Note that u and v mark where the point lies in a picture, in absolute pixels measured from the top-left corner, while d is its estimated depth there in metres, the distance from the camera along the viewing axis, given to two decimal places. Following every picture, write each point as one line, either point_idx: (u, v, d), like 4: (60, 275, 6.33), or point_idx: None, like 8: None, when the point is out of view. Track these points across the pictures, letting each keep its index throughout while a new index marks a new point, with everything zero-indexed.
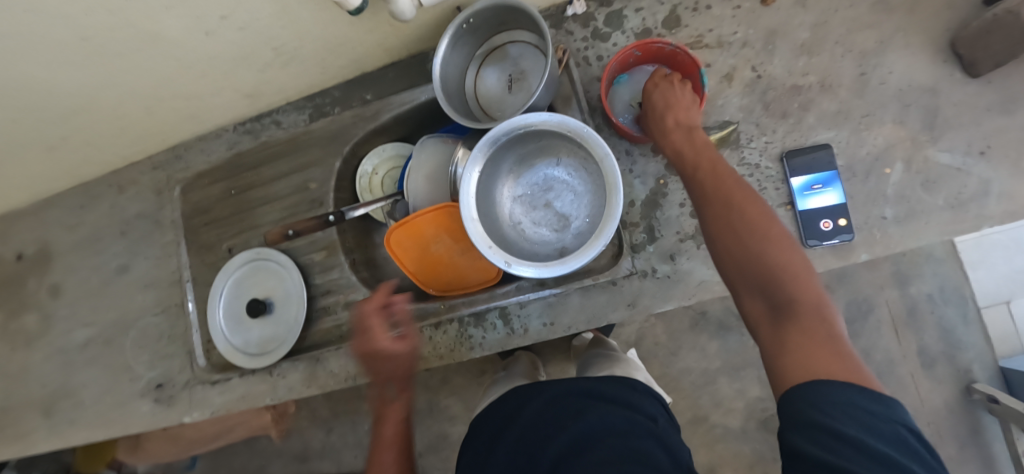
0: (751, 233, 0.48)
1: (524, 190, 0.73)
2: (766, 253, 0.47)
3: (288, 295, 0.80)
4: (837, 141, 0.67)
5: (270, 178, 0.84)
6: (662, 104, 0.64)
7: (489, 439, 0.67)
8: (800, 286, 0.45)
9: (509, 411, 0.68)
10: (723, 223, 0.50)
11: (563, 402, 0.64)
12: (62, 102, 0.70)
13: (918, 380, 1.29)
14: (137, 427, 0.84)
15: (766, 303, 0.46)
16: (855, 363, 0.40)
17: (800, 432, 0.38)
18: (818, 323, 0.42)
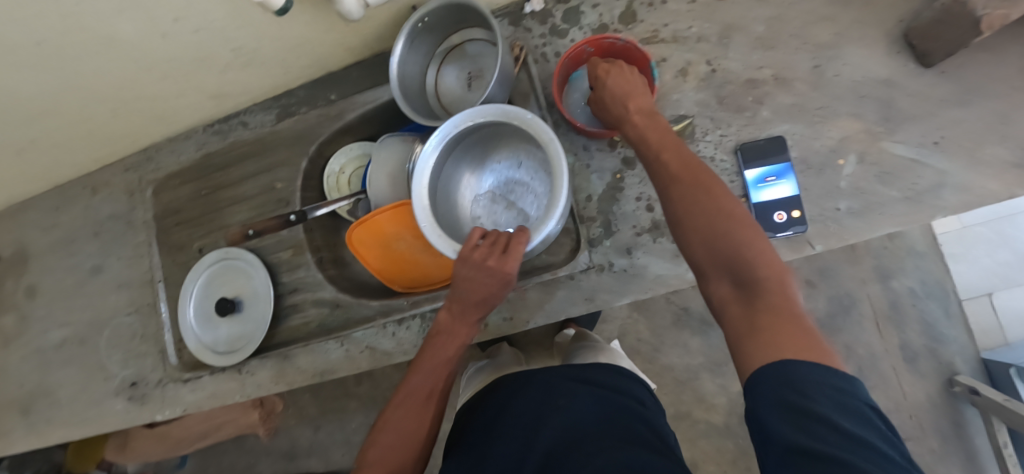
0: (717, 216, 0.48)
1: (487, 188, 0.73)
2: (731, 235, 0.46)
3: (256, 293, 0.81)
4: (792, 134, 0.67)
5: (238, 179, 0.85)
6: (618, 92, 0.61)
7: (478, 433, 0.69)
8: (766, 265, 0.44)
9: (498, 405, 0.71)
10: (691, 208, 0.49)
11: (554, 391, 0.68)
12: (28, 104, 0.72)
13: (900, 374, 1.29)
14: (111, 425, 0.86)
15: (732, 285, 0.46)
16: (819, 341, 0.39)
17: (778, 416, 0.36)
18: (781, 304, 0.42)
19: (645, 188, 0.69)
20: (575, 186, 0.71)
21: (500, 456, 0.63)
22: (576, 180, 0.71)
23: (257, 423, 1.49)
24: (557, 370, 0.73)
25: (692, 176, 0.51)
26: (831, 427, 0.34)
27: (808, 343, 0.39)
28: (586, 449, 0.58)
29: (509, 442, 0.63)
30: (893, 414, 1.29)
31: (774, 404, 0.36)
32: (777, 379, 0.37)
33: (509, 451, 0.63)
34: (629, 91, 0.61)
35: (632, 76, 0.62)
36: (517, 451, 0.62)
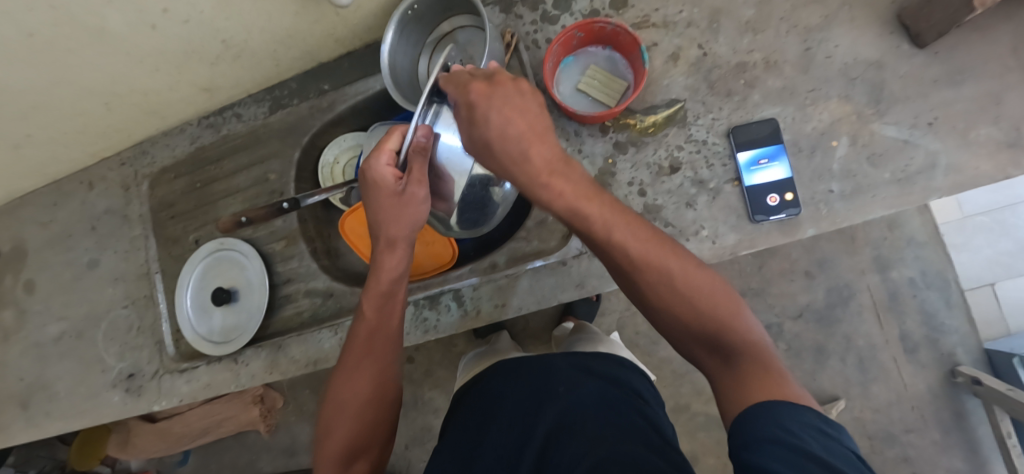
0: (676, 290, 0.46)
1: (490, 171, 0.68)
2: (693, 304, 0.46)
3: (251, 284, 0.81)
4: (783, 117, 0.67)
5: (232, 171, 0.86)
6: (506, 133, 0.46)
7: (474, 419, 0.69)
8: (732, 328, 0.45)
9: (494, 392, 0.71)
10: (658, 289, 0.46)
11: (551, 377, 0.68)
12: (20, 100, 0.72)
13: (900, 365, 1.28)
14: (108, 416, 0.86)
15: (713, 356, 0.45)
16: (787, 379, 0.42)
17: (760, 448, 0.36)
18: (758, 360, 0.43)
19: (636, 174, 0.69)
20: None
21: (496, 443, 0.63)
22: None
23: (257, 420, 1.50)
24: (555, 355, 0.73)
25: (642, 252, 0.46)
26: (821, 466, 0.34)
27: (782, 385, 0.41)
28: (584, 434, 0.58)
29: (506, 429, 0.64)
30: (894, 406, 1.28)
31: (754, 445, 0.37)
32: (755, 425, 0.38)
33: (507, 437, 0.63)
34: (520, 129, 0.46)
35: (504, 105, 0.47)
36: (515, 439, 0.62)
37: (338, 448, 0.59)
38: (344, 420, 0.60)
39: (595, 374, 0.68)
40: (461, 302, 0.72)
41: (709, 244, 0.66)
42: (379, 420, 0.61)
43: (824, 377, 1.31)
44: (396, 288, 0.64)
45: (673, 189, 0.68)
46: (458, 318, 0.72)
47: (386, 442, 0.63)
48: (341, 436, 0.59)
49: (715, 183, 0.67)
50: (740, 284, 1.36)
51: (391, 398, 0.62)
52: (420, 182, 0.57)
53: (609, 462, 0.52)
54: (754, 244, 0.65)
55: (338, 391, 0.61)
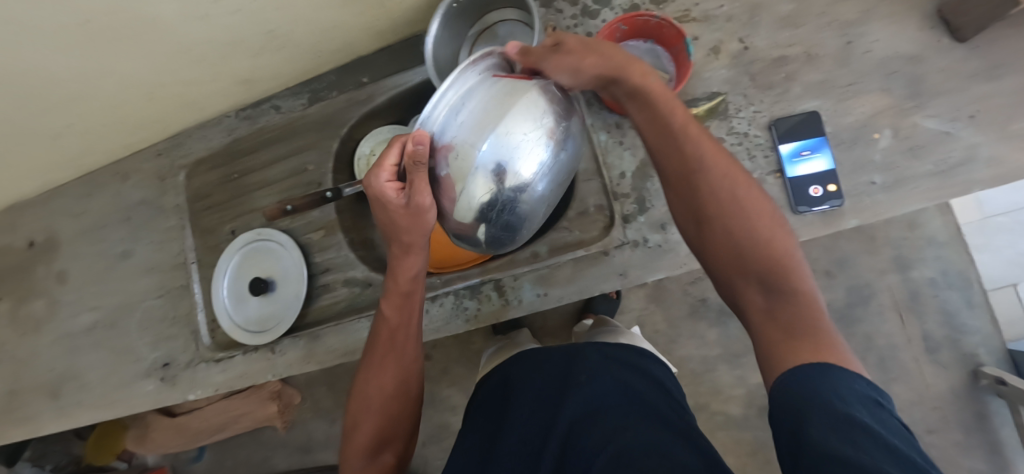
0: (732, 212, 0.46)
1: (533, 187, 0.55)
2: (747, 234, 0.45)
3: (288, 274, 0.82)
4: (824, 109, 0.67)
5: (266, 162, 0.85)
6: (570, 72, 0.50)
7: (497, 410, 0.70)
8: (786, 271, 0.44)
9: (513, 380, 0.71)
10: (715, 208, 0.47)
11: (574, 365, 0.67)
12: (65, 88, 0.72)
13: (922, 365, 1.28)
14: (142, 406, 0.86)
15: (764, 294, 0.44)
16: (838, 347, 0.40)
17: (814, 415, 0.35)
18: (810, 322, 0.42)
19: None
20: (607, 163, 0.71)
21: (519, 430, 0.63)
22: (608, 158, 0.71)
23: (274, 416, 1.48)
24: (577, 344, 0.72)
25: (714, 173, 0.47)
26: (879, 442, 0.32)
27: (828, 352, 0.40)
28: (609, 420, 0.58)
29: (528, 416, 0.64)
30: (915, 406, 1.28)
31: (808, 413, 0.36)
32: (806, 391, 0.37)
33: (530, 425, 0.63)
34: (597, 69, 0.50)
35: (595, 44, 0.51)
36: (538, 426, 0.63)
37: (365, 441, 0.62)
38: (368, 417, 0.63)
39: (616, 363, 0.67)
40: (503, 292, 0.72)
41: None
42: (402, 414, 0.64)
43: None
44: (414, 289, 0.63)
45: None
46: (499, 308, 0.72)
47: (411, 432, 0.66)
48: (366, 432, 0.62)
49: (758, 175, 0.68)
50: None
51: (412, 394, 0.64)
52: (424, 192, 0.50)
53: (633, 447, 0.52)
54: (797, 235, 0.66)
55: (362, 386, 0.64)
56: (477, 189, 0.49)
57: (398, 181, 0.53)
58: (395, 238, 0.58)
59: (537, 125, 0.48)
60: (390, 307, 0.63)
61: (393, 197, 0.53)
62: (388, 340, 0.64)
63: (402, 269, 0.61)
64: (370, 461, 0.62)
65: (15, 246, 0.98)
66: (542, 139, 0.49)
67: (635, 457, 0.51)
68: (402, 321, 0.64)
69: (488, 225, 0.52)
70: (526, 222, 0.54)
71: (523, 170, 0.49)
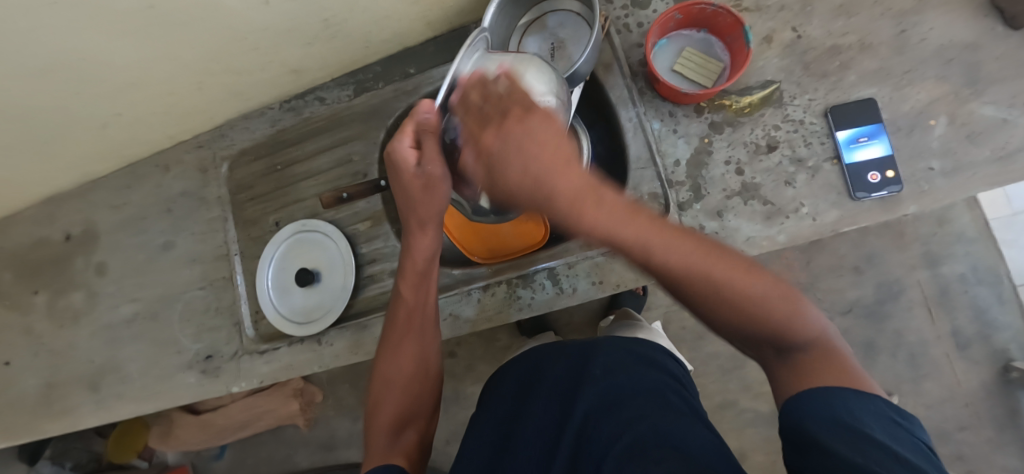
0: (730, 293, 0.41)
1: None
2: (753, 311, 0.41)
3: (335, 264, 0.81)
4: (880, 97, 0.68)
5: (311, 154, 0.85)
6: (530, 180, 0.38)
7: (515, 398, 0.69)
8: (797, 329, 0.41)
9: (532, 369, 0.71)
10: (725, 292, 0.41)
11: (590, 360, 0.65)
12: (121, 75, 0.71)
13: (953, 361, 1.28)
14: (184, 398, 0.86)
15: (775, 355, 0.43)
16: (863, 373, 0.41)
17: (825, 426, 0.36)
18: (819, 357, 0.42)
19: (733, 152, 0.69)
20: (661, 151, 0.71)
21: (538, 416, 0.62)
22: (662, 145, 0.71)
23: (297, 414, 1.48)
24: (593, 341, 0.70)
25: (698, 272, 0.40)
26: (885, 451, 0.34)
27: (846, 375, 0.40)
28: (624, 413, 0.55)
29: (546, 403, 0.63)
30: (947, 403, 1.27)
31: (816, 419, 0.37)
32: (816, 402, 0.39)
33: (549, 411, 0.62)
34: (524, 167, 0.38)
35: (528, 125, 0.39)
36: (558, 415, 0.61)
37: (389, 419, 0.62)
38: (392, 393, 0.64)
39: (632, 359, 0.64)
40: (556, 280, 0.72)
41: (810, 222, 0.66)
42: (424, 392, 0.66)
43: (875, 372, 1.31)
44: (429, 268, 0.65)
45: (772, 167, 0.68)
46: (552, 296, 0.71)
47: (432, 410, 0.67)
48: (390, 408, 0.63)
49: (815, 161, 0.67)
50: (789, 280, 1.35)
51: (432, 371, 0.67)
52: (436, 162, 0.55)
53: (646, 439, 0.49)
54: (856, 221, 0.66)
55: (384, 365, 0.65)
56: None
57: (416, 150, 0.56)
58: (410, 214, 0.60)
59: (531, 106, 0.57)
60: (406, 286, 0.66)
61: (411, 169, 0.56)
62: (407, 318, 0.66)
63: (418, 250, 0.64)
64: (394, 442, 0.61)
65: (52, 238, 0.98)
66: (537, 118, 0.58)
67: (648, 449, 0.48)
68: (419, 301, 0.66)
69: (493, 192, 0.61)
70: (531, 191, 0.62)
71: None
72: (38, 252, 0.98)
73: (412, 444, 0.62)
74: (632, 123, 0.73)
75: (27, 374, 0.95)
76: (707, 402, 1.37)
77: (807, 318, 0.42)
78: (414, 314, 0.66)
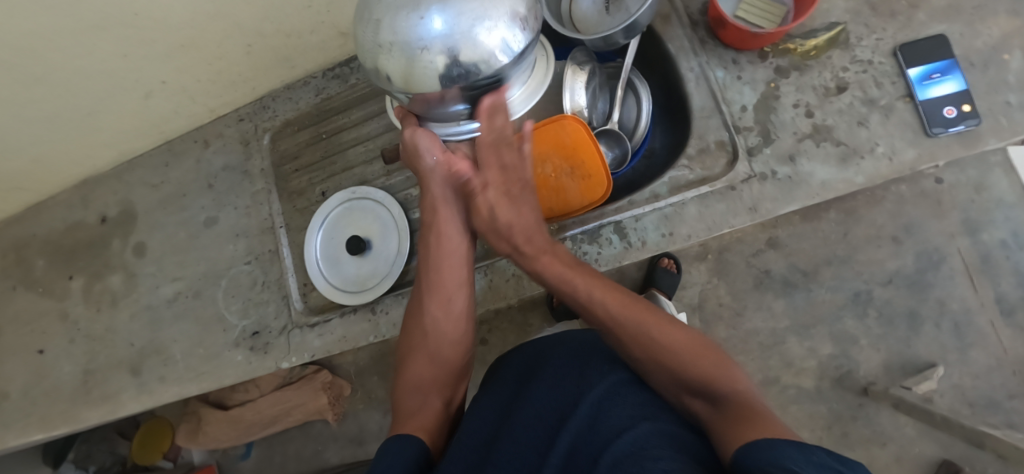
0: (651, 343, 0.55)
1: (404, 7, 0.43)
2: (668, 360, 0.53)
3: (388, 229, 0.79)
4: (951, 34, 0.67)
5: (361, 119, 0.84)
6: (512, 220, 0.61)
7: (518, 383, 0.61)
8: (711, 377, 0.51)
9: (537, 353, 0.63)
10: (638, 350, 0.55)
11: (600, 353, 0.58)
12: (173, 35, 0.70)
13: (1000, 330, 1.09)
14: (231, 377, 0.83)
15: (705, 401, 0.49)
16: (768, 415, 0.44)
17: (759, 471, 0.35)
18: (743, 407, 0.46)
19: (802, 96, 0.68)
20: (727, 99, 0.70)
21: (536, 402, 0.54)
22: (728, 93, 0.70)
23: (325, 408, 1.42)
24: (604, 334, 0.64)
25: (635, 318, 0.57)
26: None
27: (753, 418, 0.43)
28: (630, 409, 0.49)
29: (550, 387, 0.55)
30: (994, 371, 1.08)
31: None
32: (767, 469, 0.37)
33: (551, 395, 0.54)
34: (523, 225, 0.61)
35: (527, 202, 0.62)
36: (560, 402, 0.53)
37: (413, 383, 0.62)
38: (416, 356, 0.64)
39: None
40: (624, 234, 0.70)
41: (887, 162, 0.65)
42: (447, 355, 0.64)
43: (918, 345, 1.11)
44: (439, 215, 0.64)
45: (844, 109, 0.67)
46: (621, 251, 0.69)
47: (456, 377, 0.64)
48: (415, 372, 0.63)
49: (887, 101, 0.66)
50: (823, 254, 1.17)
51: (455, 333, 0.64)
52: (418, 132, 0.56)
53: (650, 437, 0.44)
54: (935, 159, 0.64)
55: (412, 327, 0.66)
56: (394, 61, 0.45)
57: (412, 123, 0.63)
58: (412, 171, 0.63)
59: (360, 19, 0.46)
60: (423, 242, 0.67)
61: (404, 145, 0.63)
62: (433, 272, 0.64)
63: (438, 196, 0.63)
64: (419, 401, 0.60)
65: (87, 221, 0.96)
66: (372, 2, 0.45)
67: (650, 447, 0.42)
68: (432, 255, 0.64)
69: (445, 65, 0.44)
70: (461, 21, 0.42)
71: (384, 15, 0.43)
72: (72, 235, 0.96)
73: (436, 410, 0.60)
74: (693, 73, 0.71)
75: (63, 362, 0.92)
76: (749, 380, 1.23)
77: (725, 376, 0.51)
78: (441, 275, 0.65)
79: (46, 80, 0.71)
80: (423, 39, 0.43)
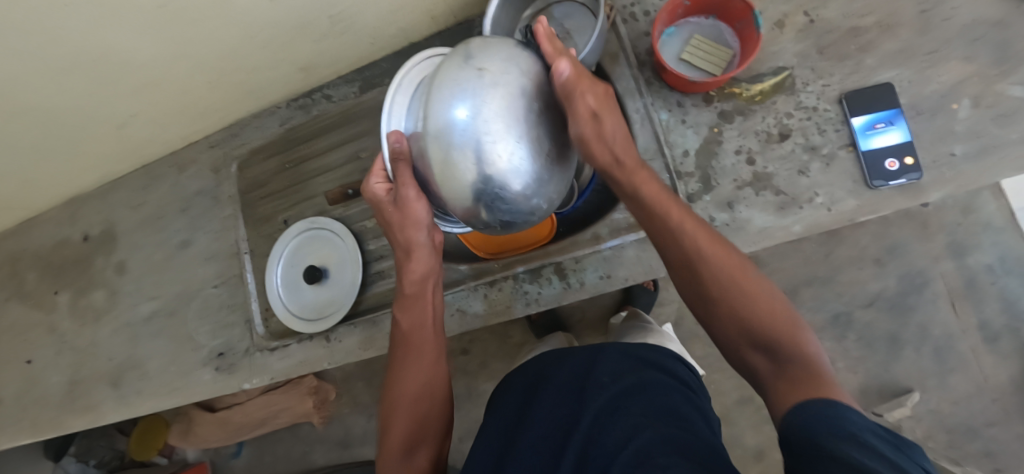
0: (721, 283, 0.46)
1: (489, 145, 0.46)
2: (743, 306, 0.45)
3: (344, 260, 0.82)
4: (899, 81, 0.66)
5: (323, 149, 0.86)
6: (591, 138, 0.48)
7: (523, 403, 0.64)
8: (791, 336, 0.43)
9: (538, 373, 0.67)
10: (715, 287, 0.46)
11: (596, 366, 0.60)
12: (137, 75, 0.73)
13: (982, 356, 1.08)
14: (201, 394, 0.87)
15: (767, 358, 0.44)
16: (840, 387, 0.39)
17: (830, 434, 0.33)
18: (818, 375, 0.40)
19: (744, 141, 0.68)
20: (670, 142, 0.70)
21: (540, 423, 0.58)
22: (671, 136, 0.70)
23: (312, 412, 1.48)
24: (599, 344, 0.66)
25: (703, 251, 0.47)
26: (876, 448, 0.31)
27: (826, 387, 0.38)
28: (629, 417, 0.51)
29: (552, 406, 0.58)
30: (975, 397, 1.08)
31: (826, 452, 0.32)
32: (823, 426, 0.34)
33: (552, 415, 0.58)
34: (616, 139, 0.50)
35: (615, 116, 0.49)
36: (562, 419, 0.57)
37: (400, 442, 0.61)
38: (398, 419, 0.62)
39: (637, 362, 0.60)
40: (564, 275, 0.71)
41: (826, 211, 0.65)
42: (432, 416, 0.63)
43: (898, 368, 1.11)
44: (425, 287, 0.66)
45: (785, 156, 0.67)
46: (560, 291, 0.71)
47: (444, 433, 0.65)
48: (399, 433, 0.62)
49: (830, 149, 0.66)
50: (804, 273, 1.17)
51: (439, 394, 0.64)
52: (408, 185, 0.56)
53: (653, 446, 0.46)
54: (875, 210, 0.64)
55: (392, 389, 0.64)
56: (439, 146, 0.48)
57: (387, 183, 0.62)
58: (399, 238, 0.62)
59: (470, 82, 0.46)
60: (403, 309, 0.66)
61: (381, 196, 0.61)
62: (414, 342, 0.64)
63: (415, 267, 0.64)
64: (406, 462, 0.61)
65: (73, 238, 1.01)
66: (484, 98, 0.46)
67: (655, 454, 0.45)
68: (417, 322, 0.65)
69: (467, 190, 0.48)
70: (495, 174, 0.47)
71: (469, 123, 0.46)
72: (59, 252, 1.02)
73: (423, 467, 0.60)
74: (639, 114, 0.72)
75: (51, 372, 0.98)
76: (722, 399, 1.23)
77: (802, 339, 0.43)
78: (413, 337, 0.65)
79: (23, 117, 0.76)
80: (461, 145, 0.47)
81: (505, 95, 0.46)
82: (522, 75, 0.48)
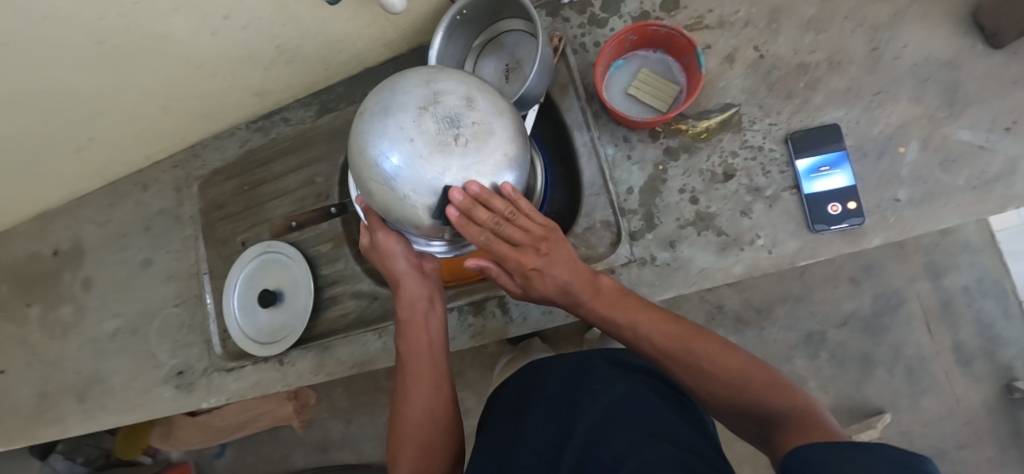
0: (701, 362, 0.48)
1: (404, 150, 0.46)
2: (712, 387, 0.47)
3: (297, 284, 0.82)
4: (846, 120, 0.64)
5: (280, 173, 0.87)
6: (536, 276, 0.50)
7: (513, 418, 0.57)
8: (774, 393, 0.43)
9: (528, 383, 0.60)
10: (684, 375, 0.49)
11: (585, 374, 0.56)
12: (88, 103, 0.74)
13: (954, 379, 1.07)
14: (161, 410, 0.89)
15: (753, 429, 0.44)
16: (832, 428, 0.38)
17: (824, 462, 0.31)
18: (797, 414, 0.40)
19: (688, 180, 0.67)
20: (615, 178, 0.69)
21: (534, 440, 0.51)
22: (616, 172, 0.70)
23: (292, 415, 1.51)
24: (586, 350, 0.61)
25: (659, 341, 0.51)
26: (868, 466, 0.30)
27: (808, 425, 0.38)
28: (625, 430, 0.47)
29: (544, 423, 0.53)
30: (945, 420, 1.07)
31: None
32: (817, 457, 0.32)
33: (548, 431, 0.52)
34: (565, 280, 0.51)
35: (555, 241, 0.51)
36: (555, 435, 0.51)
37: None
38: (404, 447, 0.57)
39: (627, 369, 0.56)
40: (506, 309, 0.72)
41: (767, 253, 0.64)
42: (438, 444, 0.58)
43: (870, 388, 1.10)
44: (416, 312, 0.62)
45: (729, 195, 0.66)
46: (503, 325, 0.72)
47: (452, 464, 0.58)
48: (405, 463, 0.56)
49: (773, 190, 0.65)
50: (778, 291, 1.16)
51: (441, 420, 0.59)
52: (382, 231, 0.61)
53: (654, 460, 0.41)
54: (816, 254, 0.62)
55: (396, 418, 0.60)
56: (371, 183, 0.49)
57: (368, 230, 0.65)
58: (384, 272, 0.63)
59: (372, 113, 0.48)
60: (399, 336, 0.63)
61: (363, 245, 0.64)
62: (412, 366, 0.61)
63: (407, 289, 0.62)
64: None
65: (43, 253, 1.02)
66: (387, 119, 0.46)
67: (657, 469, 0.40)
68: (412, 347, 0.61)
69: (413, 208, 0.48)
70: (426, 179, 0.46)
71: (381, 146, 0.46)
72: (30, 266, 1.03)
73: None
74: (586, 148, 0.71)
75: (22, 383, 1.00)
76: None
77: (778, 394, 0.43)
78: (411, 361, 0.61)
79: None
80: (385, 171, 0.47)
81: (401, 108, 0.46)
82: (394, 89, 0.48)
